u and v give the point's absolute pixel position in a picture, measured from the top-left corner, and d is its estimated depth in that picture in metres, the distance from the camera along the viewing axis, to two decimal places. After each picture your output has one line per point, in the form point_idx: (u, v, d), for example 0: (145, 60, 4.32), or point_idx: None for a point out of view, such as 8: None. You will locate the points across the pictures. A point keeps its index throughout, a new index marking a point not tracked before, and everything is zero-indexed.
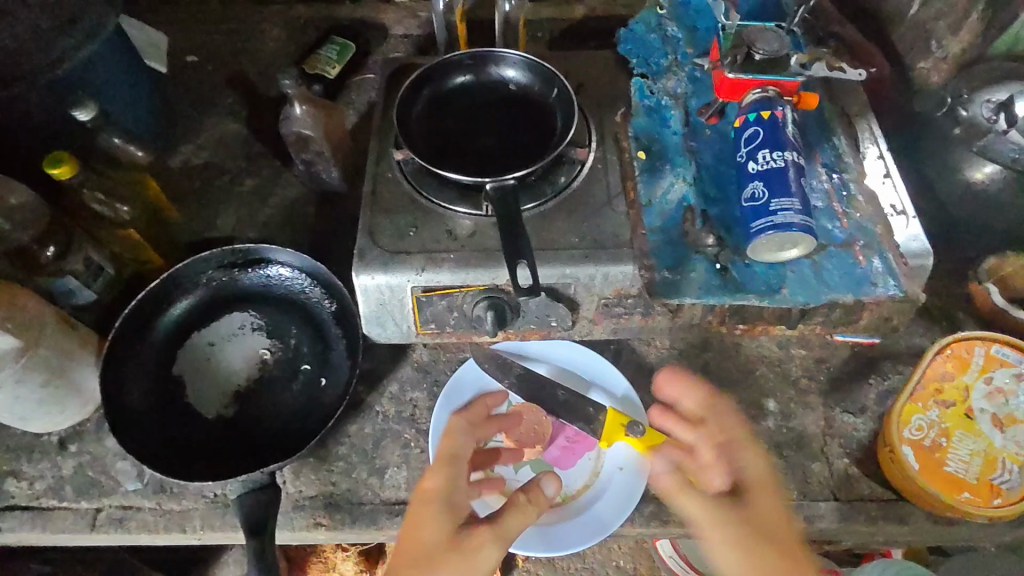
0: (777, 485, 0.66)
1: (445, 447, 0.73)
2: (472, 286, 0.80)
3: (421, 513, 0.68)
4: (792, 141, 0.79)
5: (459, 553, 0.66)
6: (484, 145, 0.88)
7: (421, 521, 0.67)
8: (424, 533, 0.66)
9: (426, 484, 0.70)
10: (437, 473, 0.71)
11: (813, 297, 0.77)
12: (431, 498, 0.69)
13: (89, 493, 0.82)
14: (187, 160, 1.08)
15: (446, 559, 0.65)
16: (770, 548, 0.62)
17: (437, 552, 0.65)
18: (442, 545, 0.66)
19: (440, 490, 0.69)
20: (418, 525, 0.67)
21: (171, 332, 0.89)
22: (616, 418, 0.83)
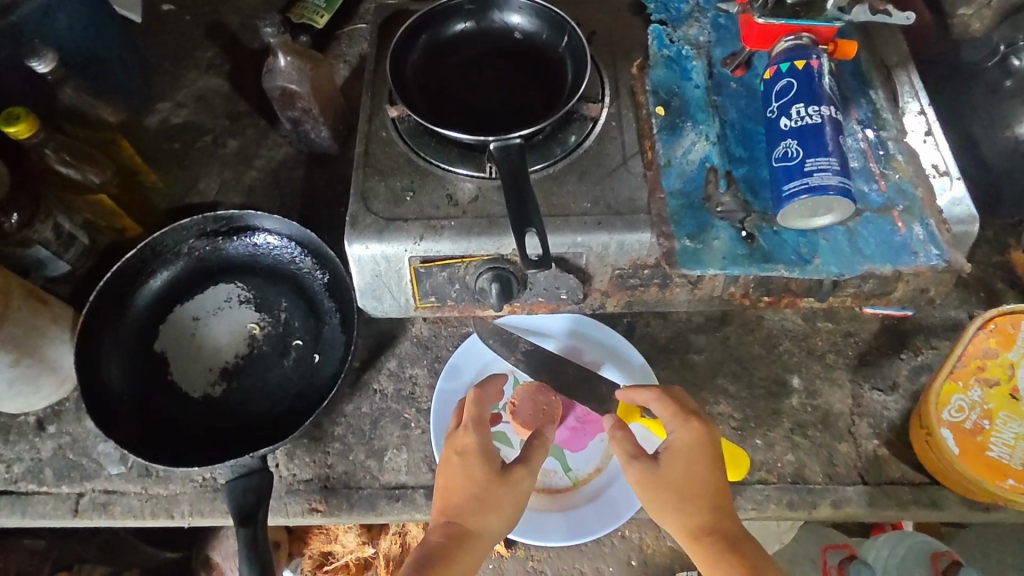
0: (700, 454, 0.65)
1: (476, 403, 0.71)
2: (475, 257, 0.73)
3: (465, 466, 0.67)
4: (829, 93, 0.71)
5: (510, 497, 0.67)
6: (487, 100, 0.80)
7: (464, 473, 0.67)
8: (473, 482, 0.66)
9: (463, 438, 0.69)
10: (473, 425, 0.70)
11: (847, 267, 0.71)
12: (472, 451, 0.68)
13: (70, 477, 0.77)
14: (165, 119, 1.00)
15: (499, 504, 0.66)
16: (672, 506, 0.64)
17: (490, 500, 0.66)
18: (492, 493, 0.66)
19: (480, 443, 0.69)
20: (464, 478, 0.67)
21: (153, 306, 0.83)
22: (630, 400, 0.78)
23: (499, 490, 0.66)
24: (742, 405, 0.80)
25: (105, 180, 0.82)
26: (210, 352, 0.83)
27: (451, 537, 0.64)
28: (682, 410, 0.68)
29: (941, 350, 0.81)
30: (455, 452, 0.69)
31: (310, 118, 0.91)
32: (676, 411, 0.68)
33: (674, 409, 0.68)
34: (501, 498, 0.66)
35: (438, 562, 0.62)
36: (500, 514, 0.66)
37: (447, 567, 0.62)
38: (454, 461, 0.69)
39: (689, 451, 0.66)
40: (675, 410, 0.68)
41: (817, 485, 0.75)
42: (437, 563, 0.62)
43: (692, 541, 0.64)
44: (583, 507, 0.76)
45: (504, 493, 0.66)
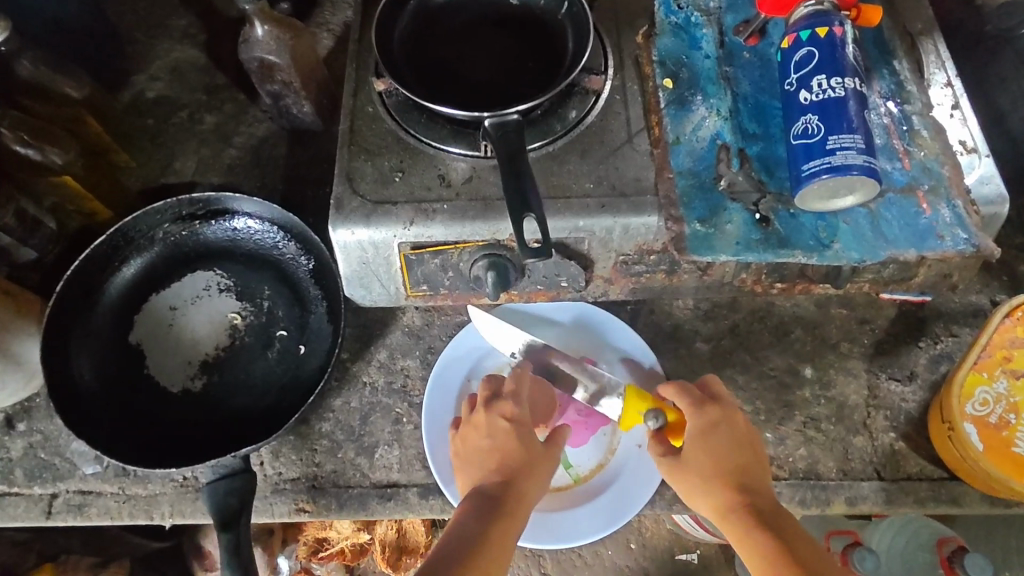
0: (716, 436, 0.65)
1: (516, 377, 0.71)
2: (469, 242, 0.68)
3: (514, 434, 0.68)
4: (853, 64, 0.65)
5: (552, 468, 0.69)
6: (480, 72, 0.74)
7: (514, 440, 0.67)
8: (524, 452, 0.67)
9: (508, 409, 0.69)
10: (517, 399, 0.70)
11: (869, 253, 0.66)
12: (519, 422, 0.69)
13: (42, 478, 0.74)
14: (138, 93, 0.94)
15: (543, 474, 0.67)
16: (696, 489, 0.64)
17: (537, 469, 0.67)
18: (540, 463, 0.67)
19: (524, 415, 0.69)
20: (516, 446, 0.67)
21: (126, 295, 0.78)
22: (634, 399, 0.72)
23: (546, 461, 0.68)
24: (751, 397, 0.76)
25: (69, 161, 0.75)
26: (189, 344, 0.78)
27: (509, 499, 0.64)
28: (696, 401, 0.68)
29: (961, 337, 0.77)
30: (501, 419, 0.68)
31: (292, 92, 0.84)
32: (691, 405, 0.68)
33: (687, 400, 0.68)
34: (546, 469, 0.68)
35: (500, 522, 0.62)
36: (543, 483, 0.67)
37: (507, 526, 0.62)
38: (499, 428, 0.68)
39: (704, 436, 0.65)
40: (689, 402, 0.68)
41: (831, 482, 0.72)
42: (498, 523, 0.62)
43: (721, 520, 0.62)
44: (587, 505, 0.72)
45: (549, 465, 0.68)
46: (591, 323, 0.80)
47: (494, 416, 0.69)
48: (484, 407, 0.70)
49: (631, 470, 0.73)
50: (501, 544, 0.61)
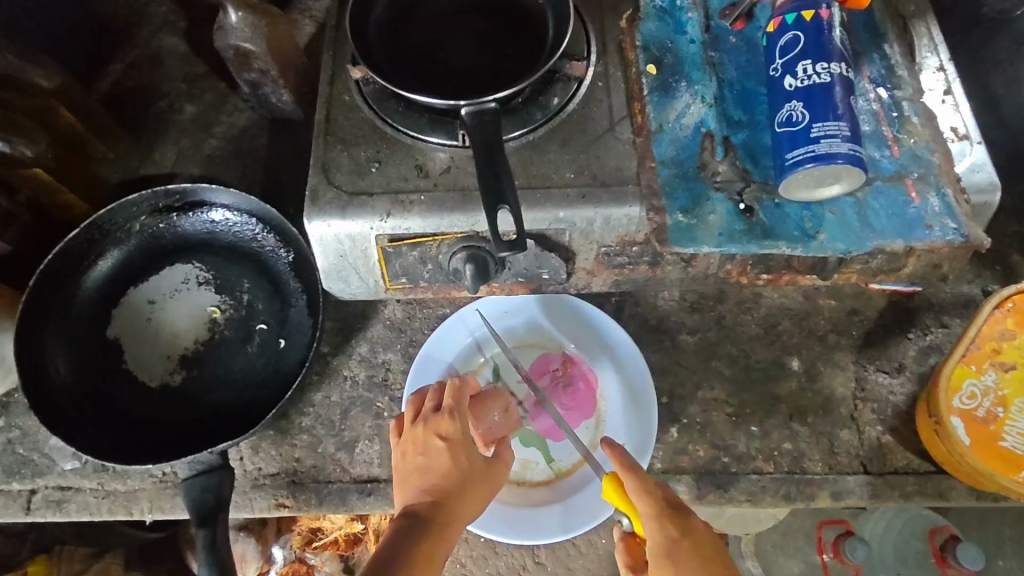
0: (678, 552, 0.57)
1: (457, 391, 0.68)
2: (447, 234, 0.67)
3: (451, 453, 0.65)
4: (840, 48, 0.63)
5: (488, 487, 0.66)
6: (460, 59, 0.72)
7: (449, 459, 0.65)
8: (458, 472, 0.64)
9: (445, 425, 0.66)
10: (455, 415, 0.67)
11: (855, 244, 0.64)
12: (456, 440, 0.66)
13: (21, 473, 0.74)
14: (117, 82, 0.92)
15: (478, 491, 0.65)
16: None
17: (471, 489, 0.65)
18: (474, 482, 0.65)
19: (461, 433, 0.66)
20: (450, 467, 0.64)
21: (102, 289, 0.77)
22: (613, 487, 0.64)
23: (480, 481, 0.66)
24: (737, 390, 0.75)
25: (40, 154, 0.71)
26: (167, 338, 0.77)
27: (436, 520, 0.62)
28: (658, 508, 0.59)
29: (951, 329, 0.76)
30: (438, 437, 0.65)
31: (269, 80, 0.82)
32: (654, 513, 0.59)
33: (648, 508, 0.60)
34: (480, 488, 0.66)
35: (424, 544, 0.60)
36: (477, 503, 0.65)
37: (432, 548, 0.60)
38: (433, 448, 0.65)
39: (668, 559, 0.57)
40: (651, 511, 0.59)
41: (816, 476, 0.71)
42: (422, 546, 0.60)
43: None
44: (569, 498, 0.72)
45: (484, 483, 0.66)
46: (587, 324, 0.78)
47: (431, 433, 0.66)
48: (423, 423, 0.66)
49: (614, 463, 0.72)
50: (424, 567, 0.59)
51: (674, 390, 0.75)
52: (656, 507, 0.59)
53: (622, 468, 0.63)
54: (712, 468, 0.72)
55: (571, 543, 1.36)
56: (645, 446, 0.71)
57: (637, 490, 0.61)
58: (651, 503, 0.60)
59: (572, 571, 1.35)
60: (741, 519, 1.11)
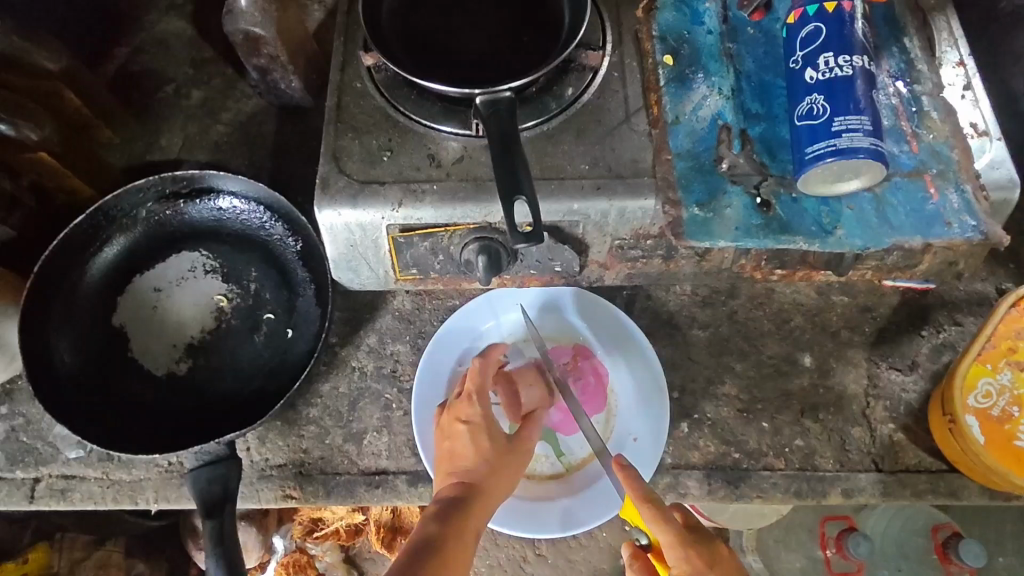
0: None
1: (480, 373, 0.69)
2: (460, 225, 0.66)
3: (476, 434, 0.65)
4: (862, 40, 0.62)
5: (517, 465, 0.66)
6: (473, 47, 0.71)
7: (475, 440, 0.65)
8: (485, 451, 0.65)
9: (467, 408, 0.67)
10: (476, 398, 0.68)
11: (873, 240, 0.64)
12: (481, 421, 0.66)
13: (25, 462, 0.73)
14: (123, 66, 0.91)
15: (507, 468, 0.65)
16: None
17: (500, 467, 0.65)
18: (502, 459, 0.65)
19: (484, 414, 0.67)
20: (477, 446, 0.64)
21: (107, 277, 0.76)
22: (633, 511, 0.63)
23: (509, 458, 0.66)
24: (748, 386, 0.75)
25: (44, 137, 0.71)
26: (174, 326, 0.76)
27: (470, 497, 0.61)
28: (679, 536, 0.59)
29: (965, 327, 0.75)
30: (462, 421, 0.66)
31: (278, 66, 0.80)
32: (676, 543, 0.59)
33: (669, 538, 0.59)
34: (509, 466, 0.65)
35: (460, 518, 0.59)
36: (509, 481, 0.65)
37: (468, 523, 0.59)
38: (459, 431, 0.66)
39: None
40: (673, 540, 0.59)
41: (827, 473, 0.71)
42: (457, 520, 0.58)
43: None
44: (579, 493, 0.72)
45: (513, 462, 0.66)
46: (608, 320, 0.76)
47: (455, 420, 0.67)
48: (447, 410, 0.68)
49: (626, 458, 0.72)
50: (461, 540, 0.57)
51: (686, 385, 0.75)
52: (676, 537, 0.59)
53: (637, 498, 0.61)
54: (723, 464, 0.72)
55: (573, 536, 1.36)
56: (658, 440, 0.71)
57: (654, 521, 0.60)
58: (672, 533, 0.59)
59: (573, 564, 1.35)
60: (743, 512, 1.10)
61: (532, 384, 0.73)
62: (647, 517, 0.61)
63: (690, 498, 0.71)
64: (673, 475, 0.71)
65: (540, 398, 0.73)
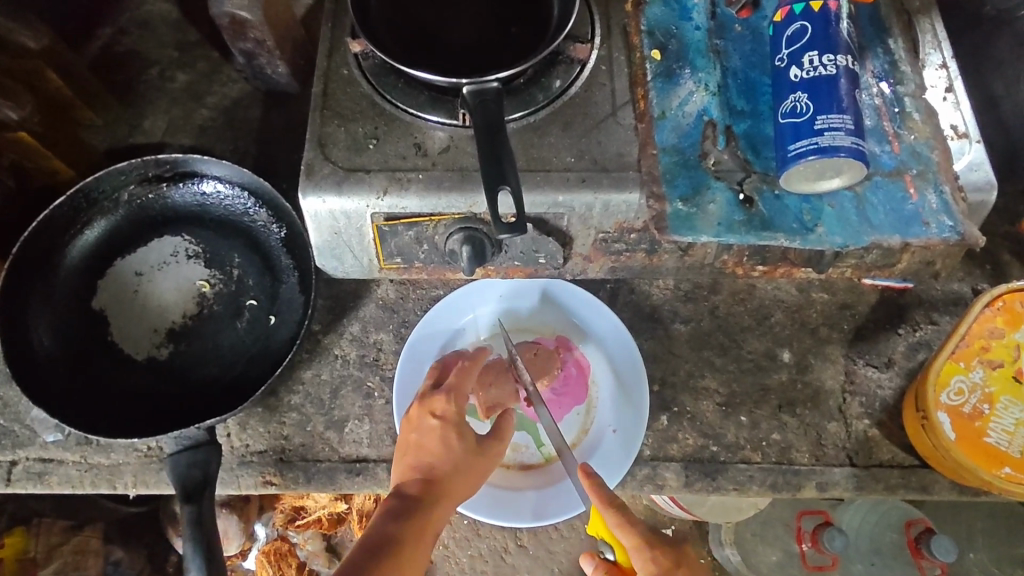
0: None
1: (462, 373, 0.69)
2: (444, 215, 0.66)
3: (445, 431, 0.65)
4: (847, 40, 0.63)
5: (483, 469, 0.66)
6: (462, 38, 0.71)
7: (444, 438, 0.64)
8: (453, 450, 0.64)
9: (440, 403, 0.67)
10: (450, 393, 0.67)
11: (853, 238, 0.65)
12: (450, 418, 0.66)
13: (2, 444, 0.73)
14: (106, 47, 0.89)
15: (474, 469, 0.65)
16: None
17: (465, 468, 0.64)
18: (468, 462, 0.64)
19: (457, 411, 0.67)
20: (443, 445, 0.64)
21: (87, 260, 0.75)
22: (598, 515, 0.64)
23: (475, 461, 0.65)
24: (728, 380, 0.75)
25: (25, 117, 0.71)
26: (155, 311, 0.76)
27: (428, 498, 0.61)
28: (647, 538, 0.60)
29: (940, 326, 0.77)
30: (434, 415, 0.66)
31: (265, 51, 0.79)
32: (643, 544, 0.60)
33: (634, 540, 0.60)
34: (475, 469, 0.65)
35: (415, 520, 0.59)
36: (471, 486, 0.64)
37: (424, 527, 0.59)
38: (428, 426, 0.65)
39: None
40: (639, 542, 0.60)
41: (803, 467, 0.72)
42: (412, 522, 0.58)
43: None
44: (543, 488, 0.73)
45: (480, 464, 0.65)
46: (590, 311, 0.77)
47: (426, 413, 0.66)
48: (419, 402, 0.67)
49: (603, 450, 0.72)
50: (415, 544, 0.57)
51: (666, 378, 0.76)
52: (643, 539, 0.60)
53: (601, 503, 0.61)
54: (701, 457, 0.73)
55: (554, 528, 1.37)
56: (635, 435, 0.71)
57: (621, 525, 0.60)
58: (639, 535, 0.60)
59: (553, 555, 1.36)
60: (722, 507, 1.11)
61: (500, 379, 0.74)
62: (613, 521, 0.61)
63: (667, 489, 0.72)
64: (651, 467, 0.72)
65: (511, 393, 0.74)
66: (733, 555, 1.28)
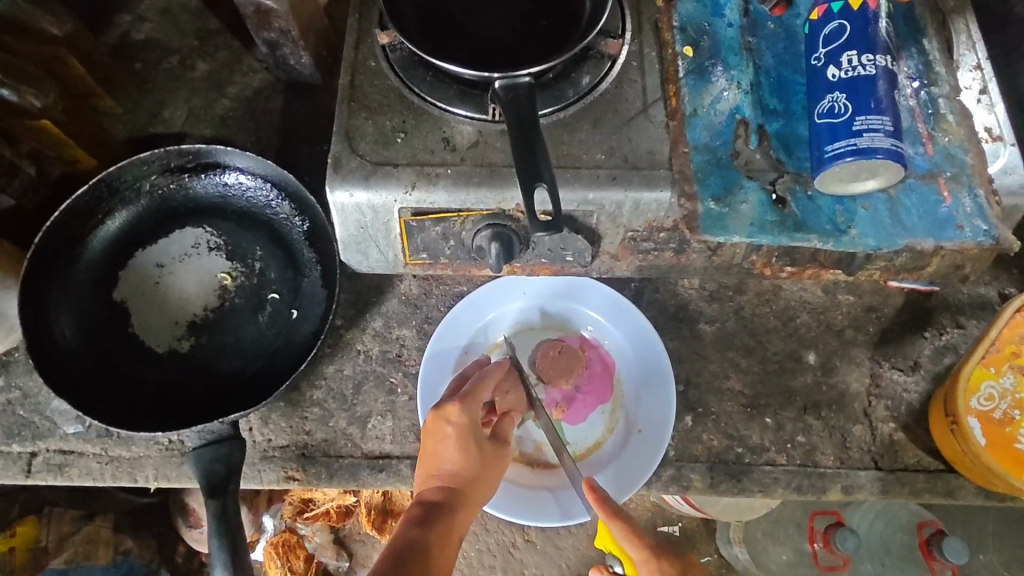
0: None
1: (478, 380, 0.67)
2: (473, 211, 0.65)
3: (462, 438, 0.63)
4: (886, 39, 0.62)
5: (498, 472, 0.65)
6: (492, 31, 0.70)
7: (461, 446, 0.63)
8: (471, 457, 0.63)
9: (455, 409, 0.64)
10: (465, 400, 0.65)
11: (886, 241, 0.64)
12: (467, 425, 0.64)
13: (22, 435, 0.73)
14: (126, 34, 0.88)
15: (490, 474, 0.65)
16: None
17: (483, 473, 0.64)
18: (484, 467, 0.64)
19: (472, 417, 0.65)
20: (462, 453, 0.62)
21: (108, 251, 0.75)
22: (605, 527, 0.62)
23: (491, 466, 0.65)
24: (753, 381, 0.75)
25: (48, 105, 0.70)
26: (177, 304, 0.75)
27: (450, 507, 0.60)
28: (653, 547, 0.57)
29: (967, 330, 0.76)
30: (448, 423, 0.64)
31: (289, 41, 0.78)
32: (647, 552, 0.57)
33: (639, 550, 0.57)
34: (491, 473, 0.65)
35: (439, 529, 0.58)
36: (488, 489, 0.64)
37: (448, 535, 0.59)
38: (445, 434, 0.64)
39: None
40: (644, 552, 0.57)
41: (828, 470, 0.72)
42: (437, 532, 0.58)
43: None
44: (567, 488, 0.72)
45: (495, 468, 0.65)
46: (614, 312, 0.76)
47: (441, 419, 0.65)
48: (433, 408, 0.65)
49: (628, 451, 0.72)
50: (441, 554, 0.57)
51: (691, 378, 0.75)
52: (649, 548, 0.57)
53: (607, 516, 0.60)
54: (725, 458, 0.72)
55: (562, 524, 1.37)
56: (660, 436, 0.71)
57: (626, 535, 0.58)
58: (645, 543, 0.57)
59: (561, 550, 1.36)
60: (733, 509, 1.10)
61: (515, 386, 0.72)
62: (619, 533, 0.59)
63: (692, 490, 0.72)
64: (676, 467, 0.72)
65: (522, 400, 0.72)
66: (741, 553, 1.29)
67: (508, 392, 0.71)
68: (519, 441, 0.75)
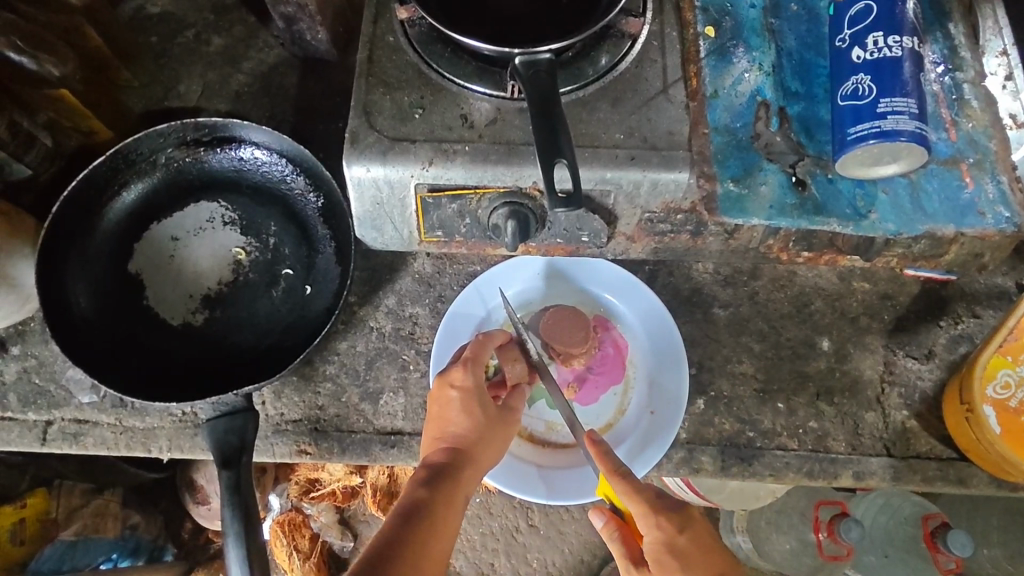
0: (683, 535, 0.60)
1: (480, 346, 0.68)
2: (489, 189, 0.65)
3: (467, 402, 0.65)
4: (913, 21, 0.61)
5: (504, 435, 0.67)
6: (510, 8, 0.69)
7: (465, 409, 0.65)
8: (475, 420, 0.65)
9: (459, 374, 0.66)
10: (468, 365, 0.67)
11: (906, 226, 0.63)
12: (472, 387, 0.66)
13: (37, 404, 0.73)
14: (140, 8, 0.88)
15: (496, 438, 0.66)
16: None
17: (489, 436, 0.66)
18: (491, 430, 0.66)
19: (477, 380, 0.66)
20: (466, 416, 0.64)
21: (124, 223, 0.75)
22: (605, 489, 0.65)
23: (497, 428, 0.66)
24: (766, 366, 0.75)
25: (66, 74, 0.68)
26: (191, 276, 0.75)
27: (455, 467, 0.63)
28: (653, 506, 0.61)
29: (983, 319, 0.76)
30: (453, 387, 0.66)
31: (306, 16, 0.77)
32: (649, 514, 0.61)
33: (640, 507, 0.61)
34: (496, 436, 0.66)
35: (443, 489, 0.61)
36: (494, 450, 0.66)
37: (453, 493, 0.62)
38: (450, 399, 0.66)
39: (669, 556, 0.60)
40: (644, 511, 0.61)
41: (839, 456, 0.72)
42: (442, 492, 0.61)
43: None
44: (578, 468, 0.73)
45: (501, 432, 0.67)
46: (624, 291, 0.77)
47: (446, 385, 0.66)
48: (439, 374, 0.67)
49: (641, 430, 0.72)
50: (445, 511, 0.60)
51: (704, 361, 0.75)
52: (650, 507, 0.61)
53: (608, 472, 0.62)
54: (737, 442, 0.73)
55: (566, 509, 1.37)
56: (673, 415, 0.71)
57: (626, 492, 0.61)
58: (644, 503, 0.61)
59: (564, 536, 1.37)
60: (741, 495, 1.08)
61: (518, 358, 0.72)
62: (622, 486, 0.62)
63: (702, 473, 0.72)
64: (686, 450, 0.72)
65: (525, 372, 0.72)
66: (744, 543, 1.26)
67: (513, 362, 0.72)
68: (530, 421, 0.75)
